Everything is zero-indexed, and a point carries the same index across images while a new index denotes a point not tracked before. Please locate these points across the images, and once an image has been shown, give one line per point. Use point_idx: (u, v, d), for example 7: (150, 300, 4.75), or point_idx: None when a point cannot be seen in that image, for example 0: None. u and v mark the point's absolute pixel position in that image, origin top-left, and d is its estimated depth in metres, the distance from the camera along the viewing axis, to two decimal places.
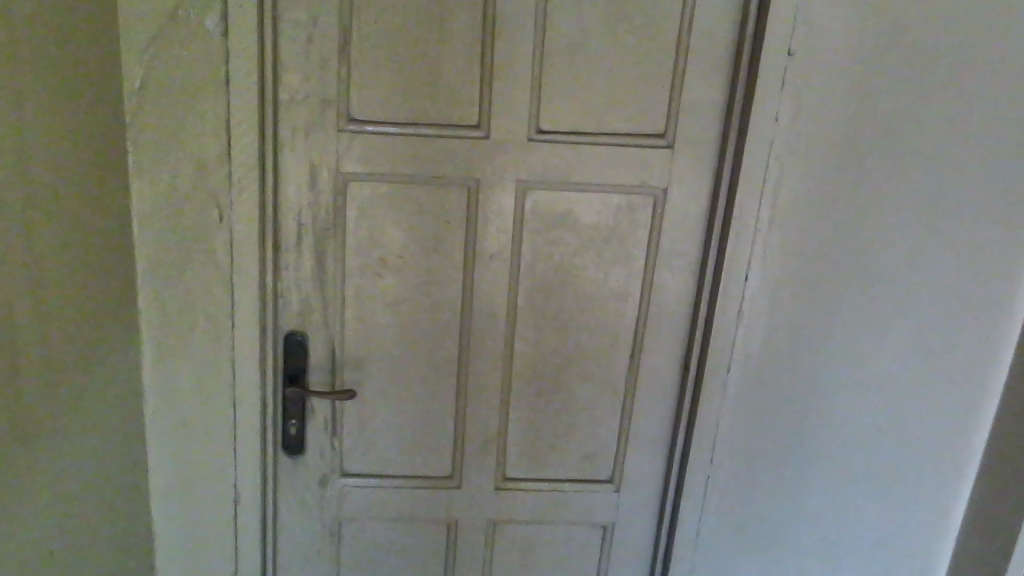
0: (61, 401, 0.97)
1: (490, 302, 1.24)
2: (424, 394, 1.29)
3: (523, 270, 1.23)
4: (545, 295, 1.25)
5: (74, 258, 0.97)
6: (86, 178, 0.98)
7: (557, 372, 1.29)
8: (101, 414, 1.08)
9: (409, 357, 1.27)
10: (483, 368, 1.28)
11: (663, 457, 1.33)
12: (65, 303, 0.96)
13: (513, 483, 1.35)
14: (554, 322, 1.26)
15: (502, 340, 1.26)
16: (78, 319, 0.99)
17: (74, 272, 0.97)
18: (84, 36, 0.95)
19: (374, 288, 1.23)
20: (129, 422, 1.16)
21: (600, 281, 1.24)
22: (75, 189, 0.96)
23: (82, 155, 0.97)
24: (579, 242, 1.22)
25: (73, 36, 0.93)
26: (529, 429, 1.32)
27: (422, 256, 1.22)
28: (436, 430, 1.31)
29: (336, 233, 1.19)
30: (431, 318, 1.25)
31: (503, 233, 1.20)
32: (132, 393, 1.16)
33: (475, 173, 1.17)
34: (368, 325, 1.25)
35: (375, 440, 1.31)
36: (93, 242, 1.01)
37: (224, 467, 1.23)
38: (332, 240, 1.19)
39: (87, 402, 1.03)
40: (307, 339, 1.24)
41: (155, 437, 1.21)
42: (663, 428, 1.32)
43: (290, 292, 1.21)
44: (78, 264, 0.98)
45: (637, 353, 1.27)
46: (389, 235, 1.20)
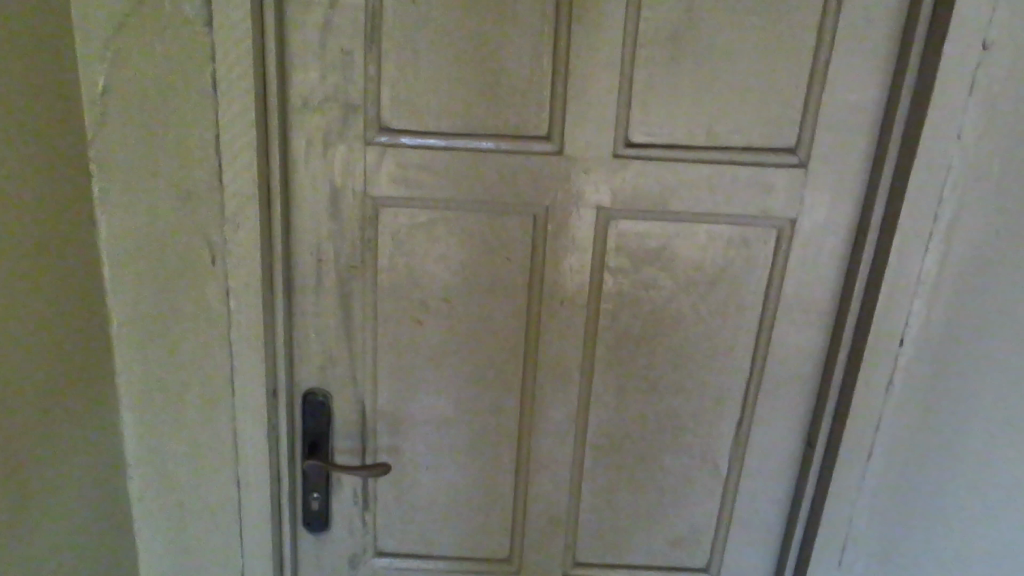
0: (12, 516, 0.74)
1: (560, 358, 0.98)
2: (476, 464, 1.04)
3: (604, 318, 0.96)
4: (631, 349, 0.98)
5: (23, 331, 0.73)
6: (34, 223, 0.74)
7: (643, 441, 1.03)
8: (71, 518, 0.85)
9: (458, 421, 1.02)
10: (550, 436, 1.02)
11: (773, 543, 1.07)
12: (13, 391, 0.72)
13: (585, 569, 1.09)
14: (642, 380, 0.99)
15: (575, 402, 1.00)
16: (31, 407, 0.76)
17: (23, 348, 0.74)
18: (25, 38, 0.70)
19: (415, 339, 0.97)
20: (110, 512, 0.93)
21: (703, 334, 0.97)
22: (22, 241, 0.72)
23: (31, 194, 0.73)
24: (677, 284, 0.94)
25: (11, 41, 0.68)
26: (607, 508, 1.06)
27: (475, 300, 0.96)
28: (491, 507, 1.06)
29: (366, 272, 0.94)
30: (486, 375, 1.00)
31: (578, 272, 0.94)
32: (112, 475, 0.93)
33: (545, 197, 0.90)
34: (407, 383, 1.00)
35: (416, 516, 1.07)
36: (47, 302, 0.77)
37: (228, 556, 1.00)
38: (361, 281, 0.94)
39: (48, 505, 0.81)
40: (330, 399, 0.99)
41: (145, 520, 0.98)
42: (776, 511, 1.05)
43: (310, 343, 0.97)
44: (28, 335, 0.74)
45: (748, 422, 1.01)
46: (433, 274, 0.94)
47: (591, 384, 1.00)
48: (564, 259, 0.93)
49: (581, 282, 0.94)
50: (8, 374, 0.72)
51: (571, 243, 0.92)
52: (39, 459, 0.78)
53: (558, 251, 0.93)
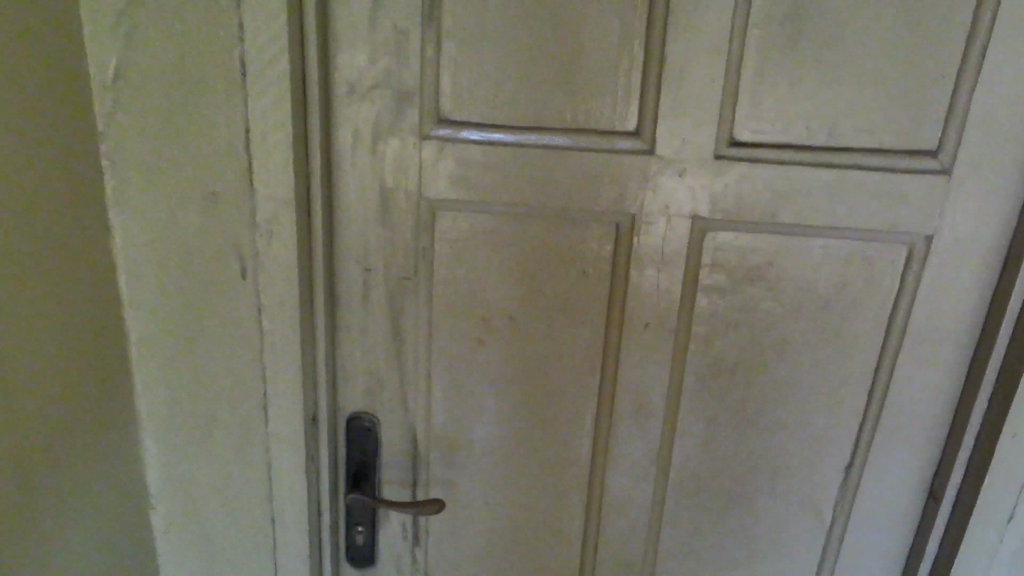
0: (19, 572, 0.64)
1: (643, 387, 0.85)
2: (543, 503, 0.91)
3: (695, 344, 0.83)
4: (726, 380, 0.84)
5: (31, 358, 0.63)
6: (41, 233, 0.62)
7: (735, 483, 0.89)
8: (89, 567, 0.74)
9: (522, 454, 0.89)
10: (627, 473, 0.89)
11: None
12: (20, 429, 0.62)
13: None
14: (737, 415, 0.86)
15: (657, 437, 0.87)
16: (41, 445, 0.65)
17: (31, 378, 0.63)
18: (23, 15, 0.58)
19: (475, 361, 0.85)
20: (131, 551, 0.83)
21: (812, 365, 0.82)
22: (27, 255, 0.61)
23: (35, 200, 0.61)
24: (784, 307, 0.80)
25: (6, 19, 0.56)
26: (691, 557, 0.93)
27: (545, 319, 0.83)
28: (558, 551, 0.94)
29: (420, 285, 0.81)
30: (556, 405, 0.87)
31: (667, 290, 0.80)
32: (132, 511, 0.82)
33: (630, 204, 0.76)
34: (465, 410, 0.87)
35: (472, 556, 0.94)
36: (57, 323, 0.66)
37: None
38: (414, 295, 0.82)
39: (62, 552, 0.70)
40: (377, 424, 0.88)
41: (170, 559, 0.88)
42: (887, 566, 0.91)
43: (355, 362, 0.85)
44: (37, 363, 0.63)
45: (860, 468, 0.86)
46: (497, 288, 0.81)
47: (676, 417, 0.86)
48: (650, 275, 0.80)
49: (670, 301, 0.81)
50: (15, 410, 0.61)
51: (659, 257, 0.79)
52: (51, 505, 0.68)
53: (644, 266, 0.79)
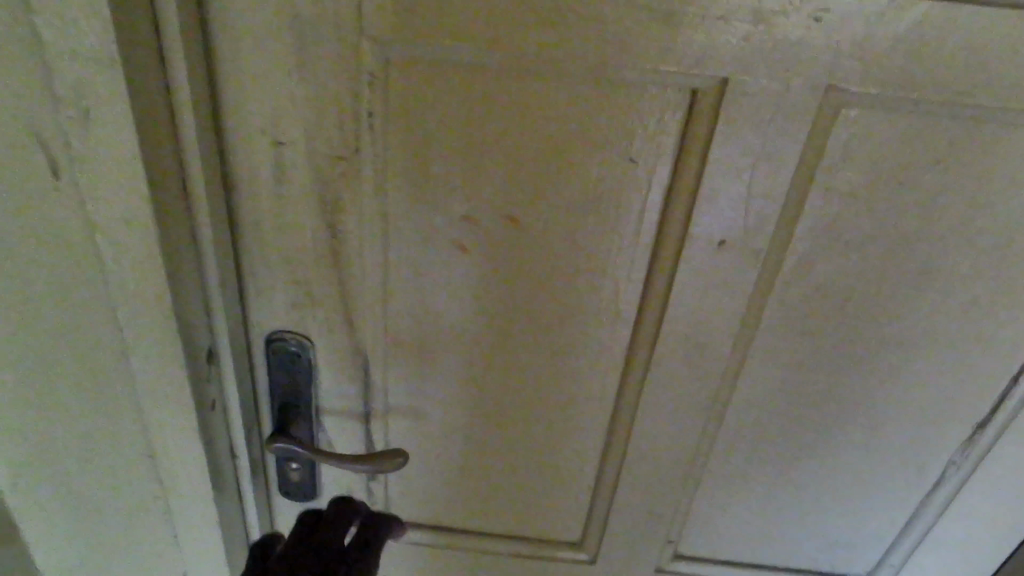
0: None
1: (701, 319, 0.58)
2: (543, 435, 0.67)
3: (790, 264, 0.54)
4: (826, 310, 0.57)
5: None
6: None
7: (810, 429, 0.65)
8: None
9: (520, 383, 0.64)
10: (666, 416, 0.64)
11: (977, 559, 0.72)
12: None
13: (690, 565, 0.76)
14: (832, 353, 0.60)
15: (714, 376, 0.61)
16: None
17: None
18: None
19: (456, 272, 0.57)
20: None
21: (954, 292, 0.56)
22: None
23: None
24: (936, 216, 0.52)
25: None
26: (736, 501, 0.71)
27: (565, 220, 0.54)
28: (560, 488, 0.71)
29: (366, 169, 0.51)
30: (571, 328, 0.60)
31: (761, 193, 0.50)
32: None
33: (720, 62, 0.45)
34: (441, 328, 0.61)
35: (448, 488, 0.72)
36: None
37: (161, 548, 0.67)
38: (360, 183, 0.52)
39: None
40: (308, 349, 0.60)
41: (33, 518, 0.64)
42: (994, 532, 0.69)
43: (271, 273, 0.56)
44: None
45: (996, 433, 0.63)
46: (494, 176, 0.52)
47: (745, 353, 0.60)
48: (739, 175, 0.50)
49: (763, 209, 0.51)
50: None
51: (755, 148, 0.48)
52: None
53: (728, 161, 0.49)
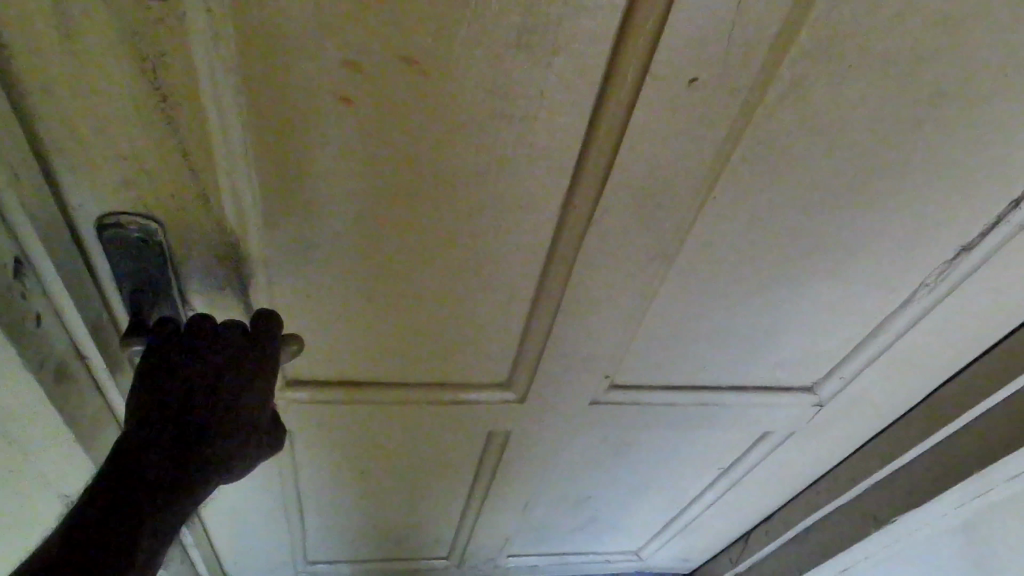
0: None
1: (654, 161, 0.47)
2: (464, 289, 0.58)
3: (778, 86, 0.44)
4: (800, 143, 0.47)
5: None
6: None
7: (764, 264, 0.57)
8: None
9: (437, 239, 0.53)
10: (611, 261, 0.55)
11: (925, 369, 0.69)
12: None
13: (626, 398, 0.71)
14: (798, 186, 0.51)
15: (663, 218, 0.52)
16: None
17: None
18: None
19: (346, 132, 0.44)
20: None
21: (965, 108, 0.47)
22: None
23: None
24: (954, 32, 0.42)
25: None
26: (681, 332, 0.64)
27: (483, 54, 0.40)
28: (483, 339, 0.63)
29: (205, 21, 0.36)
30: (491, 181, 0.48)
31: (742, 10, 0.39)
32: None
33: None
34: (335, 192, 0.48)
35: (355, 348, 0.62)
36: None
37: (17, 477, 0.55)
38: (197, 39, 0.37)
39: None
40: (156, 231, 0.47)
41: None
42: (949, 338, 0.65)
43: (83, 152, 0.41)
44: None
45: (981, 257, 0.57)
46: (389, 4, 0.37)
47: (710, 191, 0.50)
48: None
49: (748, 23, 0.39)
50: None
51: None
52: None
53: None
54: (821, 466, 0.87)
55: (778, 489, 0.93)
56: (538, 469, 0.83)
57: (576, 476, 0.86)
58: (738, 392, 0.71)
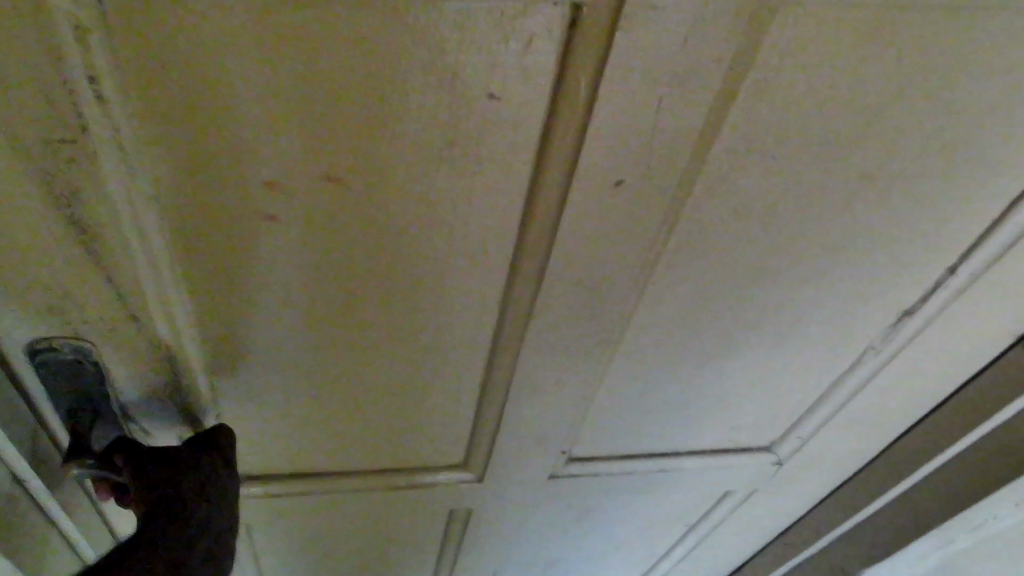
0: None
1: (590, 258, 0.47)
2: (412, 379, 0.57)
3: (705, 186, 0.43)
4: (736, 233, 0.47)
5: None
6: None
7: (711, 337, 0.57)
8: None
9: (376, 337, 0.52)
10: (555, 348, 0.55)
11: (880, 421, 0.69)
12: None
13: (585, 469, 0.70)
14: (738, 270, 0.51)
15: (606, 308, 0.51)
16: None
17: None
18: None
19: (275, 246, 0.43)
20: None
21: (895, 192, 0.47)
22: None
23: None
24: (878, 128, 0.42)
25: None
26: (633, 404, 0.64)
27: (405, 171, 0.40)
28: (436, 424, 0.62)
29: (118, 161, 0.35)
30: (430, 281, 0.48)
31: (664, 126, 0.38)
32: None
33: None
34: (268, 301, 0.47)
35: (305, 443, 0.61)
36: None
37: None
38: (111, 184, 0.36)
39: None
40: (87, 347, 0.45)
41: None
42: (901, 393, 0.65)
43: (1, 288, 0.40)
44: None
45: (924, 319, 0.57)
46: (306, 130, 0.37)
47: (647, 280, 0.50)
48: (635, 112, 0.37)
49: (673, 132, 0.39)
50: None
51: (656, 80, 0.36)
52: None
53: (627, 94, 0.37)
54: (787, 515, 0.87)
55: (746, 538, 0.93)
56: (503, 540, 0.82)
57: (543, 543, 0.85)
58: (696, 457, 0.71)
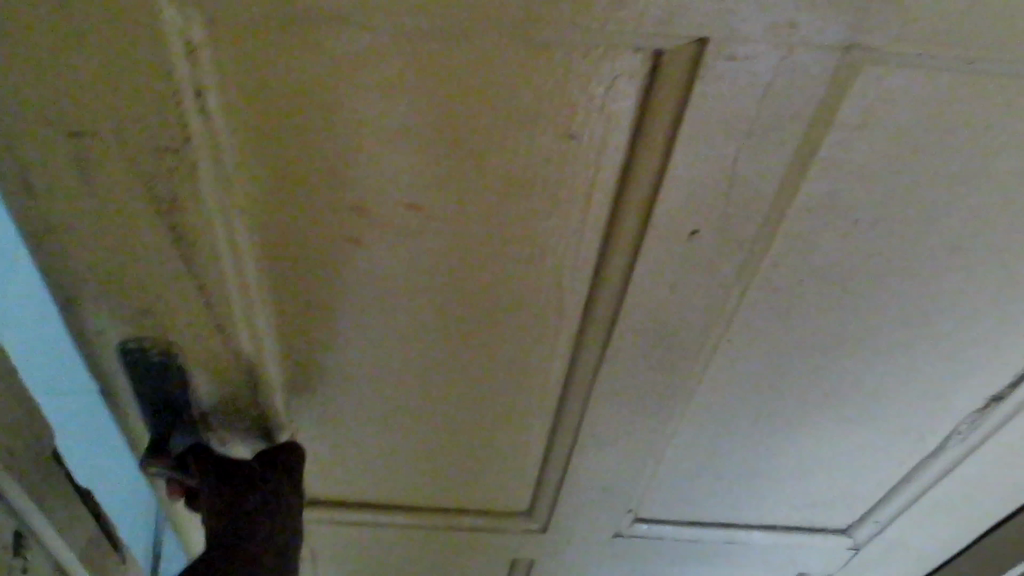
0: None
1: (663, 312, 0.47)
2: (482, 422, 0.58)
3: (783, 242, 0.43)
4: (812, 298, 0.47)
5: None
6: None
7: (785, 407, 0.56)
8: None
9: (449, 373, 0.53)
10: (625, 402, 0.55)
11: (963, 511, 0.67)
12: None
13: (651, 531, 0.69)
14: (814, 337, 0.50)
15: (679, 366, 0.51)
16: None
17: None
18: None
19: (358, 275, 0.45)
20: None
21: (981, 271, 0.46)
22: None
23: None
24: (961, 202, 0.41)
25: None
26: (702, 468, 0.63)
27: (485, 206, 0.41)
28: (503, 470, 0.63)
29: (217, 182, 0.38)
30: (504, 324, 0.49)
31: (741, 183, 0.39)
32: None
33: (692, 46, 0.33)
34: (347, 325, 0.49)
35: (375, 474, 0.63)
36: None
37: None
38: (209, 204, 0.38)
39: None
40: (174, 352, 0.47)
41: None
42: (986, 482, 0.63)
43: (102, 291, 0.42)
44: None
45: (1011, 405, 0.55)
46: (394, 165, 0.39)
47: (721, 338, 0.50)
48: (711, 169, 0.38)
49: (750, 192, 0.40)
50: None
51: (733, 140, 0.37)
52: None
53: (704, 152, 0.37)
54: None
55: None
56: None
57: None
58: (767, 531, 0.69)
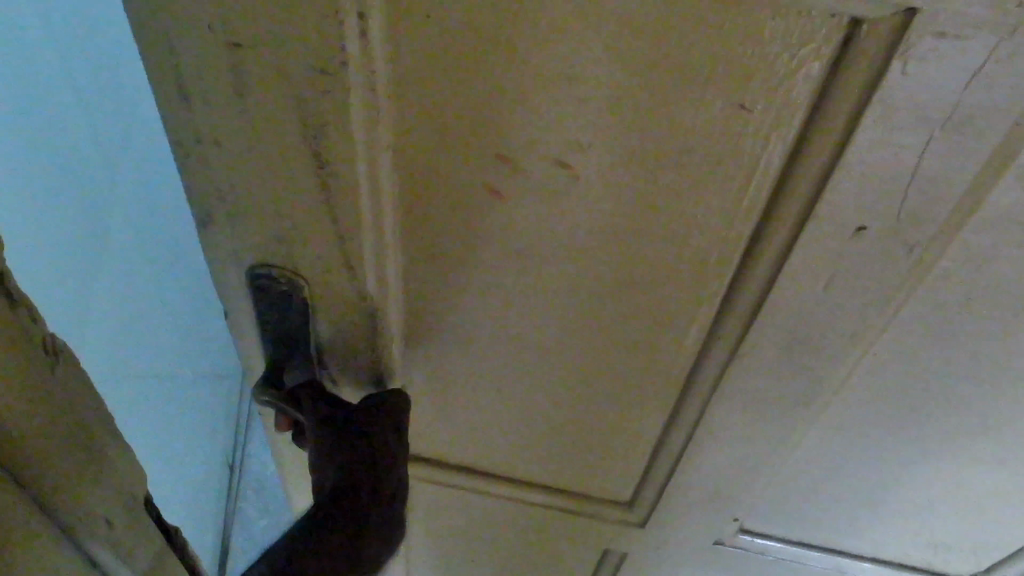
0: None
1: (807, 319, 0.45)
2: (596, 406, 0.56)
3: (953, 254, 0.40)
4: (971, 322, 0.44)
5: None
6: None
7: (921, 438, 0.53)
8: None
9: (570, 350, 0.52)
10: (749, 409, 0.52)
11: None
12: None
13: (754, 545, 0.67)
14: (966, 365, 0.47)
15: (814, 379, 0.49)
16: None
17: None
18: None
19: (494, 239, 0.44)
20: None
21: None
22: None
23: None
24: None
25: None
26: (818, 489, 0.60)
27: (637, 178, 0.39)
28: (610, 458, 0.61)
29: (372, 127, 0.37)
30: (636, 309, 0.47)
31: (919, 188, 0.36)
32: None
33: (894, 34, 0.30)
34: (474, 286, 0.48)
35: (481, 444, 0.62)
36: None
37: None
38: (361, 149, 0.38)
39: None
40: (297, 286, 0.46)
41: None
42: None
43: (244, 223, 0.42)
44: None
45: None
46: (551, 130, 0.37)
47: (863, 354, 0.47)
48: (889, 170, 0.35)
49: (926, 200, 0.37)
50: None
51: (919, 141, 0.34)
52: None
53: (883, 152, 0.35)
54: None
55: None
56: None
57: None
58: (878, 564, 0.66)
